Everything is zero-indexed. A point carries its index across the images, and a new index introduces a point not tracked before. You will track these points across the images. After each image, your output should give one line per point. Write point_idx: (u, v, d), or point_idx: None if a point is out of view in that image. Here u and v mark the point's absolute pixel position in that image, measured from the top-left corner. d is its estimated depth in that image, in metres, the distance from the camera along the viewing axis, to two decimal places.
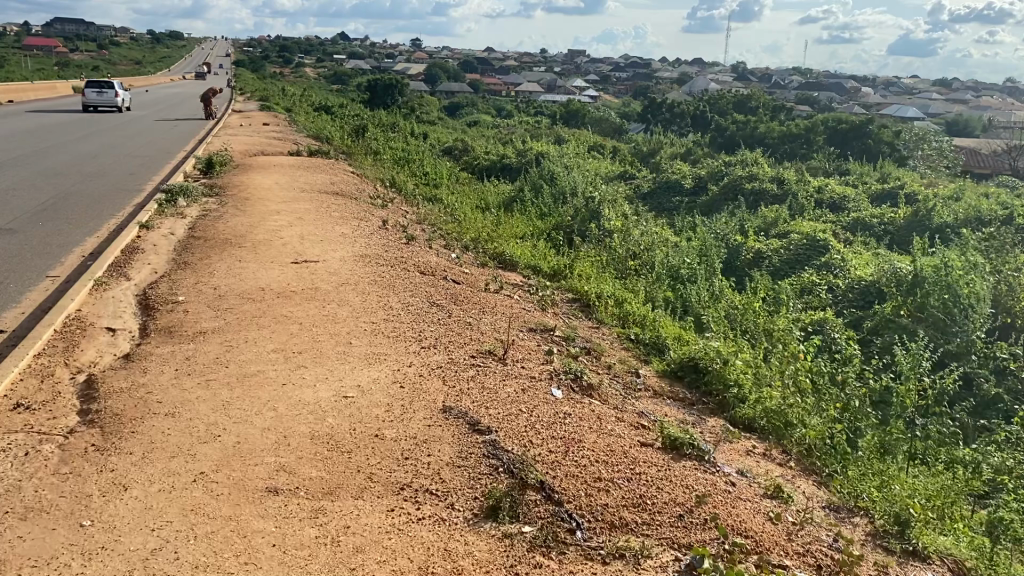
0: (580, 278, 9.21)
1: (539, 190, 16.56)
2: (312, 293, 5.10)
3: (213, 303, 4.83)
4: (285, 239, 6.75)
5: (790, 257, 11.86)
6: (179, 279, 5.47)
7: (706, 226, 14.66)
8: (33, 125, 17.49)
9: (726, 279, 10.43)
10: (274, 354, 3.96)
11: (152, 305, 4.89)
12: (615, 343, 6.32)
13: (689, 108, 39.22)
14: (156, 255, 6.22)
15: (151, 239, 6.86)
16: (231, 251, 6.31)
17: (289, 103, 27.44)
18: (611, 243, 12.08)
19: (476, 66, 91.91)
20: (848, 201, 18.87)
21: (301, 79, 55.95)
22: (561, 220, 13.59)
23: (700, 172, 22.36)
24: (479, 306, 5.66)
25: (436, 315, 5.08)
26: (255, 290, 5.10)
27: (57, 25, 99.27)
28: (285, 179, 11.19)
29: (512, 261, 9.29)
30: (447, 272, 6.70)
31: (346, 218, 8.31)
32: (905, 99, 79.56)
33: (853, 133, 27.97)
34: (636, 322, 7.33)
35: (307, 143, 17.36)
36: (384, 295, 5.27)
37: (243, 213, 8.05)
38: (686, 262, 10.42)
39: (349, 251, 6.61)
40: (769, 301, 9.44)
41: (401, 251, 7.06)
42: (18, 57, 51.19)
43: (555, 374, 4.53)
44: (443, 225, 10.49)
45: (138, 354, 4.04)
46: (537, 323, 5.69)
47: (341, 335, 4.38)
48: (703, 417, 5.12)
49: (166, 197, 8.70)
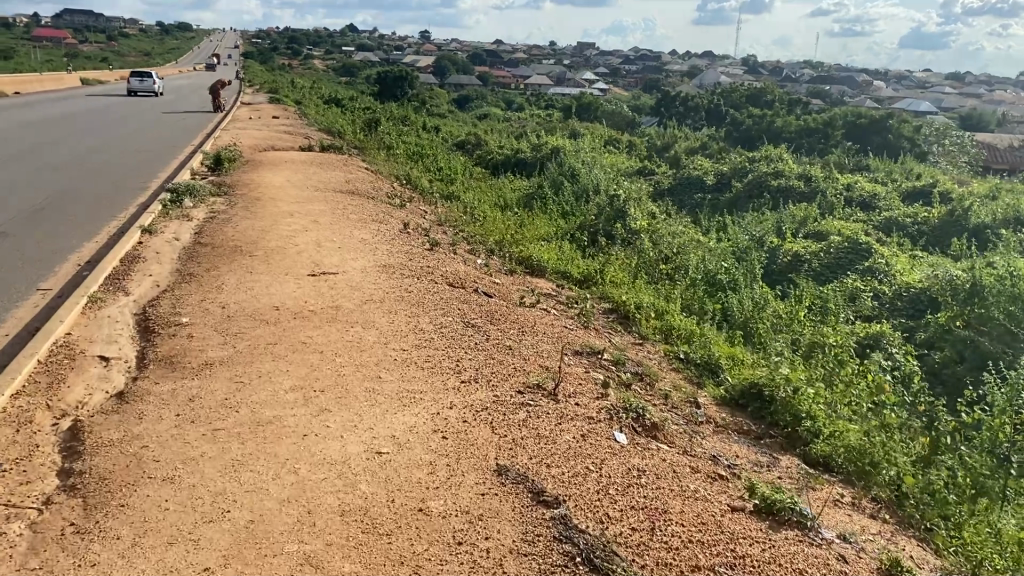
0: (614, 284, 8.62)
1: (558, 188, 15.96)
2: (333, 313, 4.50)
3: (222, 325, 4.24)
4: (299, 247, 6.16)
5: (828, 261, 11.23)
6: (184, 295, 4.88)
7: (735, 227, 14.04)
8: (38, 119, 16.97)
9: (766, 285, 9.82)
10: (292, 395, 3.37)
11: (151, 328, 4.31)
12: (664, 364, 5.71)
13: (704, 103, 38.48)
14: (159, 265, 5.65)
15: (154, 245, 6.29)
16: (241, 260, 5.72)
17: (299, 95, 26.86)
18: (642, 244, 11.47)
19: (486, 58, 91.30)
20: (878, 200, 18.22)
21: (311, 71, 55.29)
22: (584, 219, 12.97)
23: (723, 167, 21.68)
24: (517, 325, 5.05)
25: (472, 339, 4.47)
26: (269, 309, 4.51)
27: (67, 16, 99.11)
28: (298, 177, 10.63)
29: (540, 266, 8.69)
30: (476, 283, 6.08)
31: (364, 221, 7.74)
32: (917, 93, 78.38)
33: (873, 127, 27.14)
34: (681, 338, 6.72)
35: (319, 137, 16.79)
36: (413, 316, 4.67)
37: (254, 216, 7.48)
38: (723, 268, 9.83)
39: (371, 260, 6.04)
40: (816, 311, 8.85)
41: (425, 260, 6.46)
42: (28, 47, 50.75)
43: (614, 412, 3.91)
44: (465, 226, 9.91)
45: (132, 392, 3.45)
46: (583, 344, 5.08)
47: (370, 367, 3.78)
48: (775, 457, 4.52)
49: (171, 197, 8.14)
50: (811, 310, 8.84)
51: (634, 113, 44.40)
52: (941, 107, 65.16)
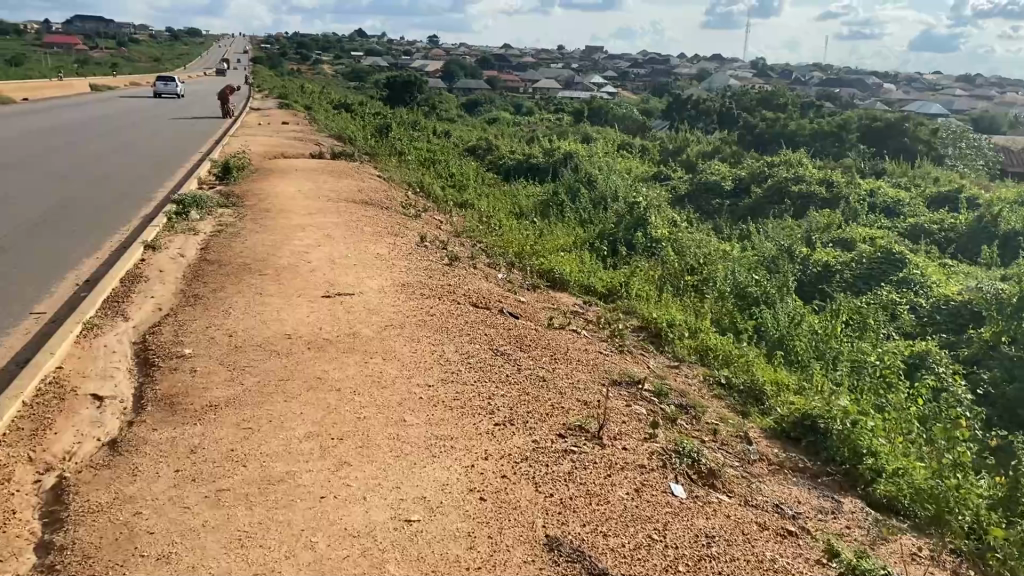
0: (642, 300, 8.21)
1: (574, 195, 15.53)
2: (351, 343, 4.10)
3: (229, 358, 3.84)
4: (312, 264, 5.76)
5: (859, 273, 10.77)
6: (188, 320, 4.49)
7: (759, 235, 13.56)
8: (46, 125, 16.70)
9: (798, 298, 9.38)
10: (307, 445, 2.97)
11: (150, 362, 3.91)
12: (704, 391, 5.31)
13: (717, 106, 38.02)
14: (162, 286, 5.27)
15: (157, 262, 5.92)
16: (250, 280, 5.32)
17: (309, 100, 26.53)
18: (666, 254, 11.04)
19: (495, 62, 91.07)
20: (903, 206, 17.74)
21: (320, 77, 55.01)
22: (603, 228, 12.53)
23: (740, 172, 21.19)
24: (549, 351, 4.64)
25: (503, 370, 4.06)
26: (280, 338, 4.12)
27: (77, 22, 99.72)
28: (309, 186, 10.25)
29: (563, 280, 8.28)
30: (502, 303, 5.67)
31: (379, 233, 7.34)
32: (928, 95, 77.67)
33: (890, 131, 26.59)
34: (719, 360, 6.29)
35: (330, 144, 16.43)
36: (437, 344, 4.26)
37: (265, 229, 7.11)
38: (753, 281, 9.40)
39: (389, 278, 5.64)
40: (853, 328, 8.42)
41: (446, 277, 6.05)
42: (39, 53, 50.72)
43: (666, 456, 3.51)
44: (483, 236, 9.52)
45: (127, 441, 3.05)
46: (621, 371, 4.64)
47: (393, 407, 3.37)
48: (839, 501, 4.10)
49: (178, 209, 7.78)
50: (847, 328, 8.40)
51: (645, 116, 43.91)
52: (953, 109, 64.47)
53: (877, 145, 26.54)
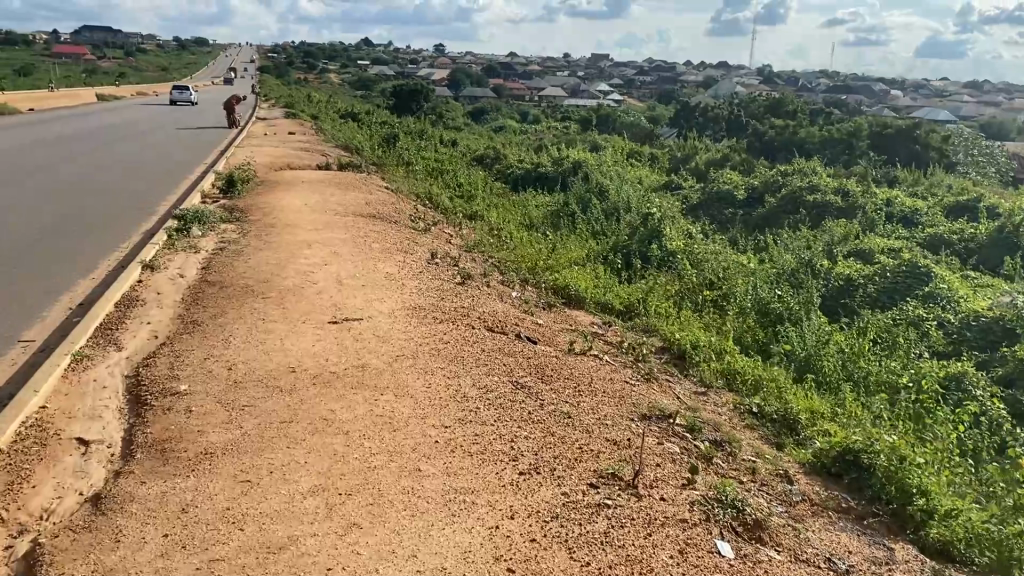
0: (662, 319, 7.89)
1: (585, 204, 15.20)
2: (359, 377, 3.78)
3: (228, 396, 3.52)
4: (318, 286, 5.45)
5: (882, 286, 10.40)
6: (186, 351, 4.19)
7: (776, 248, 13.22)
8: (50, 137, 16.48)
9: (823, 315, 9.04)
10: (313, 503, 2.66)
11: (143, 399, 3.60)
12: (737, 424, 4.99)
13: (725, 114, 37.70)
14: (159, 311, 4.97)
15: (156, 284, 5.63)
16: (254, 304, 5.03)
17: (316, 110, 26.32)
18: (683, 268, 10.71)
19: (501, 70, 90.94)
20: (920, 216, 17.39)
21: (327, 86, 54.67)
22: (617, 240, 12.20)
23: (753, 181, 20.85)
24: (572, 382, 4.31)
25: (525, 407, 3.73)
26: (284, 372, 3.80)
27: (85, 32, 100.19)
28: (315, 199, 9.96)
29: (579, 297, 7.96)
30: (520, 326, 5.35)
31: (388, 250, 7.03)
32: (935, 102, 77.28)
33: (902, 137, 26.20)
34: (747, 387, 5.97)
35: (336, 154, 16.16)
36: (453, 377, 3.94)
37: (269, 246, 6.80)
38: (776, 298, 9.06)
39: (401, 300, 5.32)
40: (881, 347, 8.08)
41: (460, 298, 5.73)
42: (46, 64, 50.64)
43: (708, 507, 3.19)
44: (495, 250, 9.20)
45: (111, 496, 2.73)
46: (650, 405, 4.31)
47: (406, 454, 3.06)
48: (891, 548, 3.76)
49: (179, 225, 7.49)
50: (875, 347, 8.06)
51: (652, 124, 43.60)
52: (959, 115, 64.12)
53: (888, 152, 26.16)
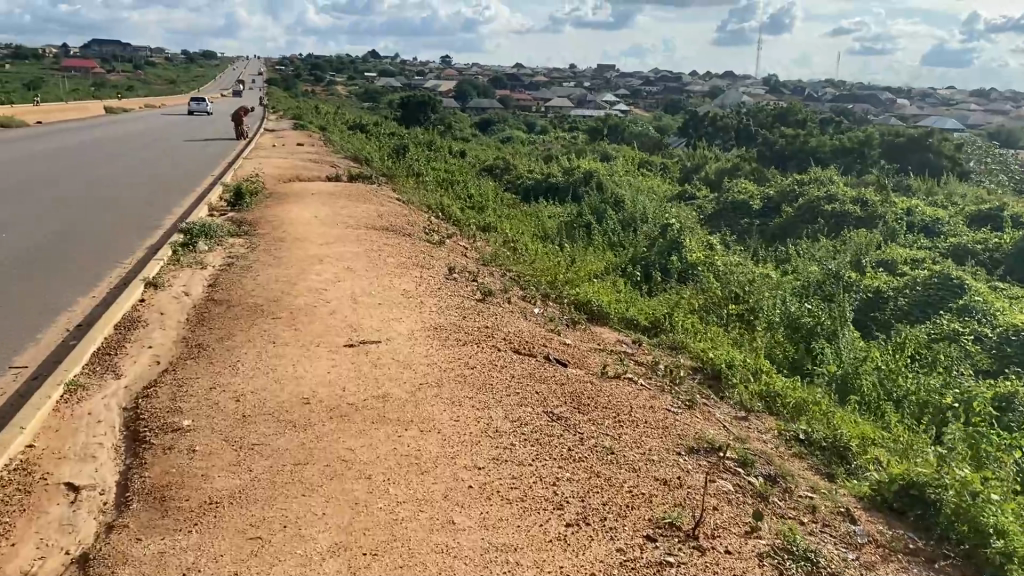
0: (690, 336, 7.52)
1: (600, 215, 14.82)
2: (380, 409, 3.42)
3: (235, 434, 3.16)
4: (331, 304, 5.10)
5: (913, 299, 10.00)
6: (189, 379, 3.83)
7: (797, 260, 12.83)
8: (54, 149, 16.21)
9: (856, 330, 8.65)
10: (336, 567, 2.30)
11: (142, 437, 3.23)
12: (786, 455, 4.61)
13: (734, 123, 37.40)
14: (161, 334, 4.63)
15: (159, 303, 5.29)
16: (263, 325, 4.67)
17: (324, 121, 26.05)
18: (706, 281, 10.33)
19: (507, 81, 90.84)
20: (942, 225, 16.97)
21: (334, 97, 54.53)
22: (635, 253, 11.83)
23: (768, 191, 20.47)
24: (611, 411, 3.93)
25: (564, 444, 3.36)
26: (298, 404, 3.43)
27: (95, 46, 100.78)
28: (326, 211, 9.63)
29: (602, 313, 7.61)
30: (548, 346, 4.97)
31: (404, 266, 6.68)
32: (944, 110, 76.90)
33: (911, 147, 25.79)
34: (789, 412, 5.59)
35: (346, 165, 15.84)
36: (483, 409, 3.56)
37: (278, 262, 6.46)
38: (807, 312, 8.69)
39: (420, 320, 4.96)
40: (920, 366, 7.68)
41: (483, 316, 5.36)
42: (54, 77, 50.66)
43: (778, 561, 2.81)
44: (512, 264, 8.85)
45: (101, 557, 2.37)
46: (696, 438, 3.93)
47: (437, 503, 2.70)
48: None
49: (184, 240, 7.16)
50: (914, 366, 7.66)
51: (661, 134, 43.24)
52: (966, 123, 63.62)
53: (899, 160, 25.74)
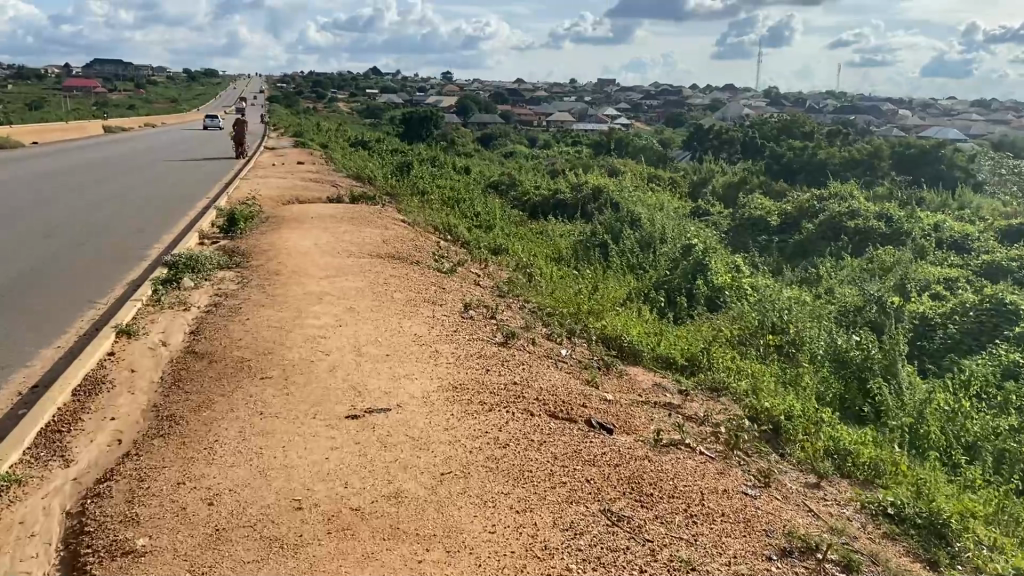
0: (732, 378, 6.74)
1: (615, 233, 14.06)
2: (394, 518, 2.65)
3: (203, 563, 2.40)
4: (330, 359, 4.32)
5: (963, 327, 9.20)
6: (153, 470, 3.05)
7: (828, 283, 12.03)
8: (46, 171, 15.54)
9: (910, 364, 7.87)
10: None
11: (81, 565, 2.46)
12: (878, 540, 3.81)
13: (739, 136, 36.75)
14: (129, 402, 3.88)
15: (131, 357, 4.55)
16: (249, 388, 3.90)
17: (324, 138, 25.39)
18: (738, 308, 9.56)
19: (509, 96, 90.45)
20: (972, 241, 16.16)
21: (336, 115, 54.04)
22: (656, 278, 11.06)
23: (786, 207, 19.71)
24: (679, 502, 3.15)
25: (632, 564, 2.59)
26: (290, 514, 2.66)
27: (97, 66, 100.92)
28: (327, 238, 8.88)
29: (634, 353, 6.87)
30: (588, 406, 4.19)
31: (414, 304, 5.91)
32: (946, 121, 76.45)
33: (923, 158, 24.90)
34: (865, 475, 4.80)
35: (348, 185, 15.14)
36: (523, 511, 2.79)
37: (273, 301, 5.70)
38: (855, 346, 7.89)
39: (436, 379, 4.16)
40: (988, 410, 6.87)
41: (509, 369, 4.58)
42: (56, 98, 50.24)
43: None
44: (530, 294, 8.10)
45: None
46: (785, 538, 3.14)
47: None
48: None
49: (168, 276, 6.42)
50: (982, 409, 6.86)
51: (665, 148, 42.53)
52: (971, 134, 62.91)
53: (912, 173, 24.88)
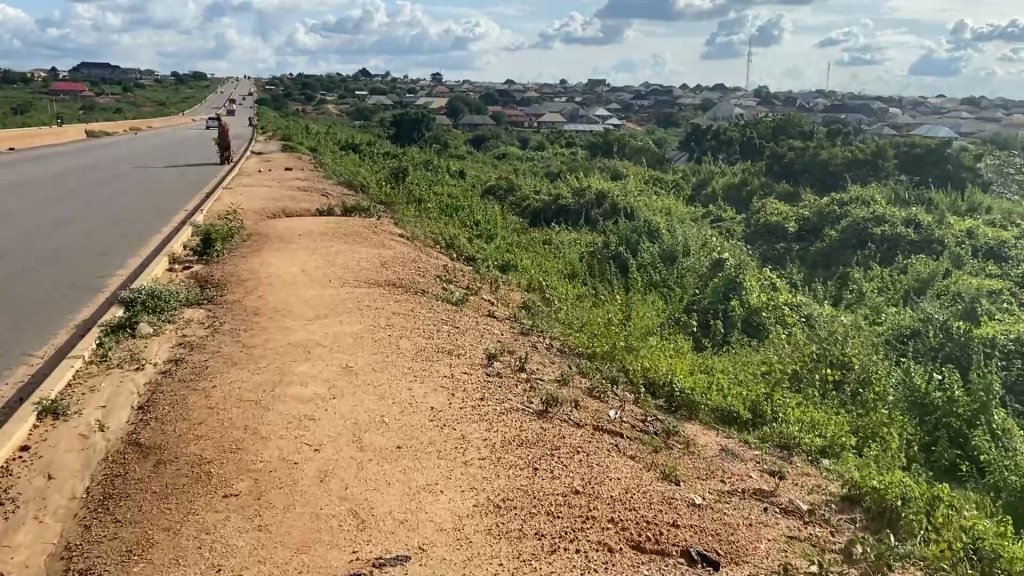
0: (806, 433, 5.57)
1: (631, 245, 12.87)
2: None
3: None
4: (322, 460, 3.14)
5: None
6: None
7: (871, 300, 10.86)
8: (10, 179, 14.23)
9: (1001, 406, 6.73)
10: None
11: None
12: None
13: (738, 136, 35.55)
14: (34, 544, 2.69)
15: (53, 454, 3.34)
16: (206, 517, 2.72)
17: (313, 142, 24.14)
18: (785, 335, 8.41)
19: (499, 98, 89.12)
20: (1008, 248, 15.02)
21: (327, 117, 52.79)
22: (685, 297, 9.91)
23: (803, 212, 18.59)
24: None
25: None
26: None
27: (85, 68, 99.50)
28: (317, 262, 7.69)
29: (687, 403, 5.69)
30: (678, 526, 3.03)
31: (425, 356, 4.74)
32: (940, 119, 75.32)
33: (929, 157, 23.70)
34: None
35: (339, 194, 13.96)
36: None
37: (253, 357, 4.52)
38: (938, 387, 6.75)
39: (466, 493, 2.96)
40: None
41: (561, 462, 3.40)
42: (41, 100, 49.02)
43: None
44: (553, 326, 6.94)
45: None
46: None
47: None
48: None
49: (123, 322, 5.22)
50: None
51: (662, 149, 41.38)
52: (966, 132, 61.90)
53: (918, 172, 23.63)
